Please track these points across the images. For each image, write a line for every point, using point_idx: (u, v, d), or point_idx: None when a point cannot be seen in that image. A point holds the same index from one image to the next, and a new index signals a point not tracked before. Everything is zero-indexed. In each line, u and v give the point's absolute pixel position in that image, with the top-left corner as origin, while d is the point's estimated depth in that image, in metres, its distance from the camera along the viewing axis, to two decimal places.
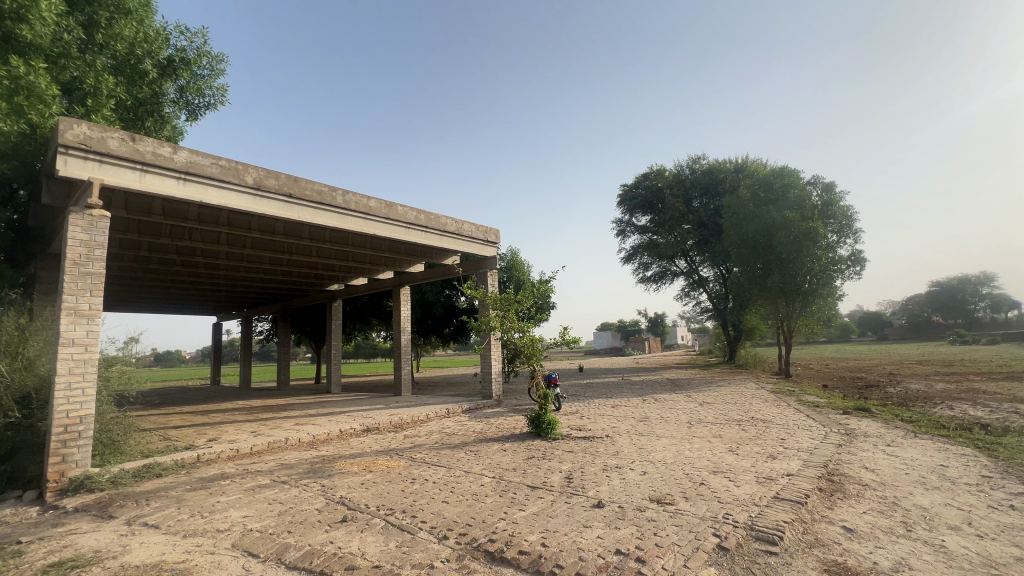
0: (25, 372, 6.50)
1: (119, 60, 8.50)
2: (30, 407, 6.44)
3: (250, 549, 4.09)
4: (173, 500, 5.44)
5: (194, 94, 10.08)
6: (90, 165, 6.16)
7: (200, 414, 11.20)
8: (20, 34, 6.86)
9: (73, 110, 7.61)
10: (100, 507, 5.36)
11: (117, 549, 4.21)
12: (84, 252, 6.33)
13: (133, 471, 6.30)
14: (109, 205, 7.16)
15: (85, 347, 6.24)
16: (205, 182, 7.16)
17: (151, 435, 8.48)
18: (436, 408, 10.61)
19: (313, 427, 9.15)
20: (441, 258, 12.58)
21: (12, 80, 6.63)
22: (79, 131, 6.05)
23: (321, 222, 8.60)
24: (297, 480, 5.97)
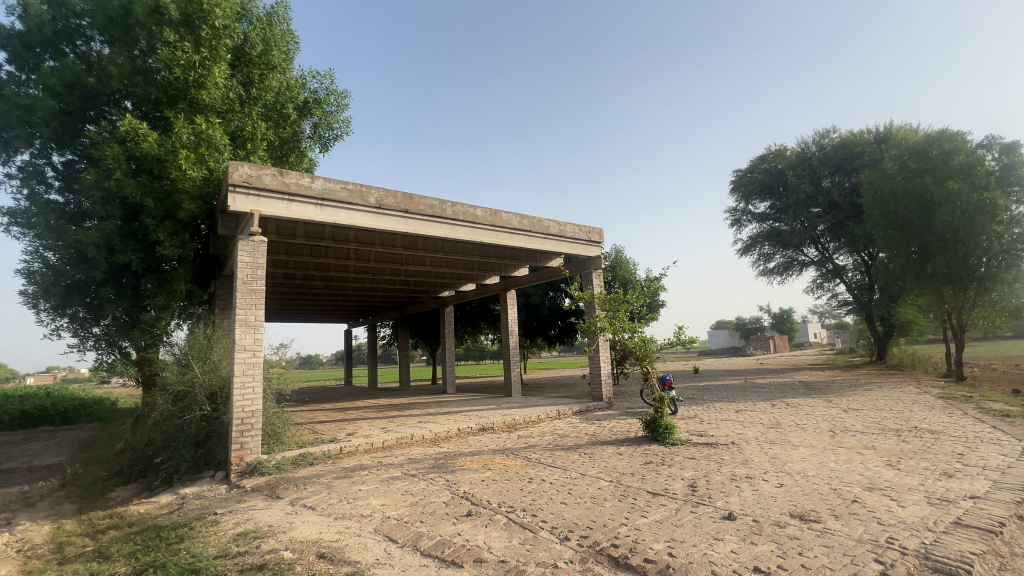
0: (212, 373, 7.93)
1: (269, 107, 10.01)
2: (217, 402, 7.81)
3: (390, 535, 4.52)
4: (324, 486, 6.20)
5: (325, 128, 11.46)
6: (251, 199, 7.32)
7: (339, 411, 12.62)
8: (201, 98, 8.43)
9: (238, 155, 9.13)
10: (270, 489, 6.31)
11: (286, 525, 4.92)
12: (249, 272, 7.52)
13: (292, 459, 7.30)
14: (266, 232, 8.42)
15: (253, 352, 7.39)
16: (337, 206, 8.09)
17: (303, 428, 9.76)
18: (547, 409, 10.73)
19: (434, 425, 9.79)
20: (545, 261, 12.70)
21: (197, 135, 8.17)
22: (242, 172, 7.23)
23: (434, 233, 9.21)
24: (425, 474, 6.44)
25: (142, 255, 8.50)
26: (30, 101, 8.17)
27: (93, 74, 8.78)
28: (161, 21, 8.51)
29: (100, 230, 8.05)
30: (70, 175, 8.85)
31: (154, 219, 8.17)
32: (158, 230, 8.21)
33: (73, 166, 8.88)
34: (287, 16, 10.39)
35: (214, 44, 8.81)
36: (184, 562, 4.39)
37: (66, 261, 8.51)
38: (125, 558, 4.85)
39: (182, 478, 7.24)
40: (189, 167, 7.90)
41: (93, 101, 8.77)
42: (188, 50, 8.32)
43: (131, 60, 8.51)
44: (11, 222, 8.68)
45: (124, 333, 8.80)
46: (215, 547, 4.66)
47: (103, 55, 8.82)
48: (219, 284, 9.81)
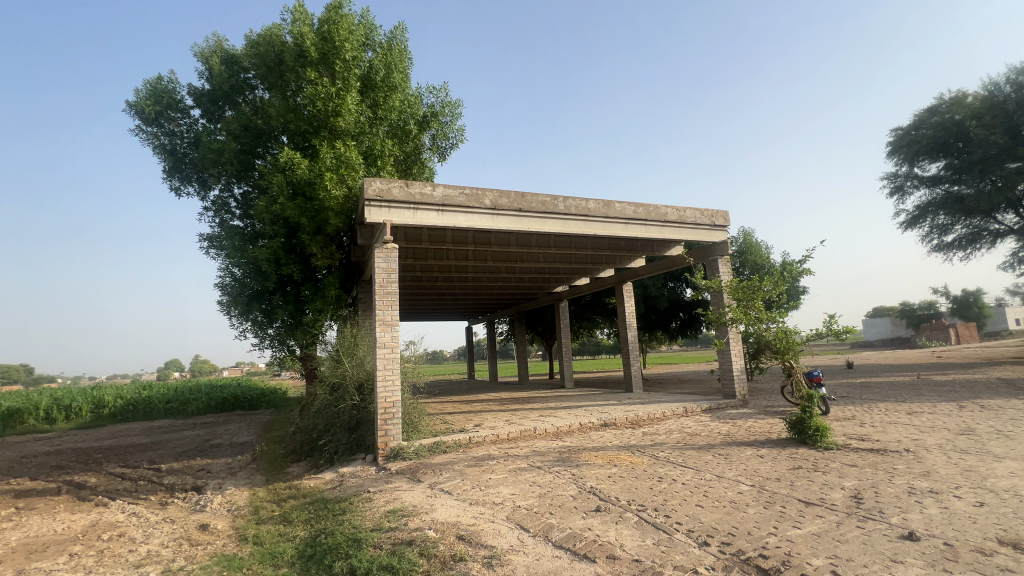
0: (359, 368, 8.98)
1: (394, 125, 10.97)
2: (364, 393, 8.82)
3: (522, 523, 4.67)
4: (458, 473, 6.65)
5: (442, 138, 12.21)
6: (383, 211, 8.10)
7: (465, 403, 13.40)
8: (339, 124, 9.55)
9: (371, 172, 10.18)
10: (411, 472, 6.95)
11: (428, 507, 5.36)
12: (385, 276, 8.32)
13: (428, 446, 7.95)
14: (397, 240, 9.26)
15: (391, 348, 8.18)
16: (457, 210, 8.57)
17: (436, 419, 10.56)
18: (672, 406, 10.20)
19: (556, 419, 9.89)
20: (664, 250, 12.07)
21: (338, 159, 9.30)
22: (374, 187, 8.01)
23: (547, 229, 9.29)
24: (550, 466, 6.54)
25: (301, 266, 9.93)
26: (217, 145, 10.00)
27: (258, 116, 10.46)
28: (305, 63, 9.83)
29: (270, 248, 9.58)
30: (246, 203, 10.67)
31: (309, 235, 9.49)
32: (312, 244, 9.53)
33: (248, 195, 10.67)
34: (405, 39, 11.29)
35: (346, 75, 9.92)
36: (348, 532, 5.03)
37: (246, 274, 10.28)
38: (303, 523, 5.72)
39: (340, 459, 8.29)
40: (333, 187, 9.03)
41: (260, 138, 10.45)
42: (327, 84, 9.50)
43: (285, 100, 9.96)
44: (209, 245, 10.73)
45: (291, 334, 10.35)
46: (371, 521, 5.25)
47: (264, 100, 10.46)
48: (361, 288, 11.07)
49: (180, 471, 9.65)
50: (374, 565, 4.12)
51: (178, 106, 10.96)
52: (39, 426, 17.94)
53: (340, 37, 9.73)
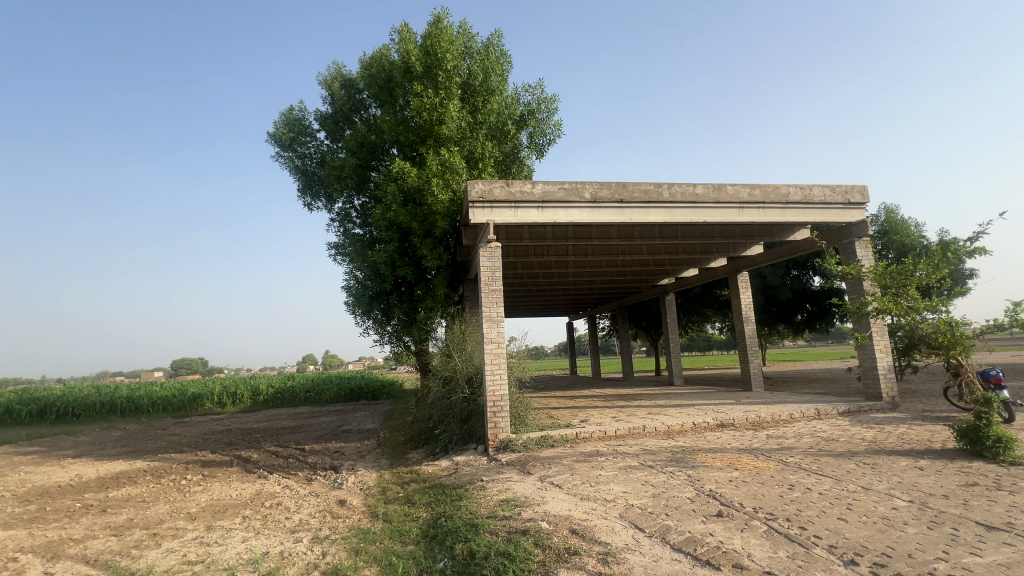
0: (468, 362, 9.41)
1: (493, 127, 11.33)
2: (473, 385, 9.22)
3: (636, 523, 4.54)
4: (567, 467, 6.68)
5: (540, 135, 12.32)
6: (486, 212, 8.38)
7: (570, 399, 13.39)
8: (442, 132, 10.09)
9: (473, 174, 10.61)
10: (521, 464, 7.13)
11: (539, 498, 5.46)
12: (489, 274, 8.60)
13: (536, 439, 8.10)
14: (500, 238, 9.54)
15: (498, 344, 8.46)
16: (557, 206, 8.58)
17: (542, 413, 10.72)
18: (801, 408, 9.20)
19: (666, 417, 9.47)
20: (785, 234, 10.89)
21: (443, 164, 9.84)
22: (477, 189, 8.32)
23: (651, 219, 8.91)
24: (664, 466, 6.27)
25: (413, 267, 10.70)
26: (340, 162, 11.13)
27: (372, 132, 11.47)
28: (411, 78, 10.54)
29: (386, 252, 10.43)
30: (365, 213, 11.75)
31: (420, 238, 10.17)
32: (423, 246, 10.20)
33: (366, 205, 11.74)
34: (501, 43, 11.57)
35: (448, 84, 10.44)
36: (466, 517, 5.32)
37: (367, 277, 11.29)
38: (425, 506, 6.17)
39: (454, 448, 8.77)
40: (440, 192, 9.60)
41: (374, 153, 11.45)
42: (431, 95, 10.09)
43: (394, 114, 10.78)
44: (336, 253, 12.00)
45: (406, 330, 11.19)
46: (486, 509, 5.49)
47: (377, 116, 11.43)
48: (467, 287, 11.61)
49: (320, 452, 10.98)
50: (492, 551, 4.30)
51: (308, 131, 12.42)
52: (214, 409, 21.65)
53: (441, 49, 10.26)
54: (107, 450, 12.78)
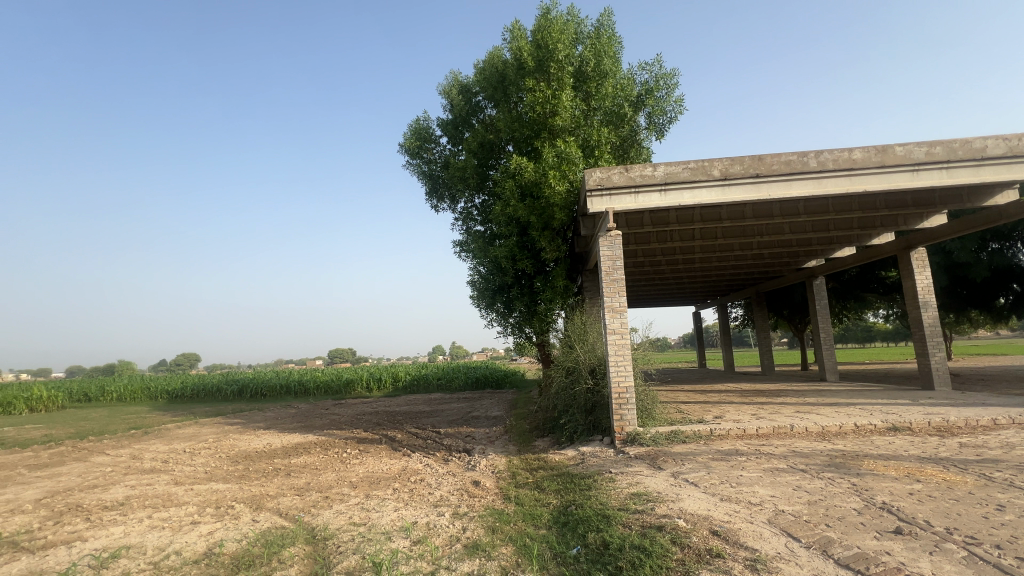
0: (591, 353, 9.34)
1: (608, 112, 11.05)
2: (597, 376, 9.13)
3: (790, 531, 4.10)
4: (702, 465, 6.29)
5: (658, 115, 11.71)
6: (605, 200, 8.19)
7: (701, 393, 12.57)
8: (557, 123, 10.09)
9: (589, 163, 10.47)
10: (651, 459, 6.90)
11: (673, 495, 5.22)
12: (610, 263, 8.40)
13: (665, 434, 7.77)
14: (620, 227, 9.26)
15: (621, 334, 8.25)
16: (681, 187, 8.04)
17: (670, 407, 10.23)
18: (1007, 413, 7.47)
19: (818, 417, 8.40)
20: (980, 199, 8.85)
21: (559, 156, 9.86)
22: (595, 177, 8.17)
23: (794, 193, 7.90)
24: (820, 471, 5.56)
25: (533, 260, 10.91)
26: (461, 164, 11.77)
27: (490, 132, 11.91)
28: (524, 74, 10.72)
29: (507, 246, 10.79)
30: (485, 210, 12.30)
31: (538, 231, 10.32)
32: (542, 239, 10.34)
33: (486, 203, 12.26)
34: (612, 23, 11.18)
35: (560, 74, 10.39)
36: (596, 507, 5.32)
37: (489, 272, 11.79)
38: (554, 493, 6.30)
39: (580, 438, 8.80)
40: (557, 184, 9.65)
41: (492, 152, 11.91)
42: (544, 88, 10.15)
43: (509, 112, 11.05)
44: (461, 250, 12.76)
45: (528, 322, 11.50)
46: (616, 500, 5.42)
47: (493, 116, 11.84)
48: (586, 278, 11.50)
49: (453, 435, 11.85)
50: (626, 543, 4.24)
51: (432, 138, 13.37)
52: (364, 392, 24.71)
53: (553, 41, 10.24)
54: (287, 424, 15.35)
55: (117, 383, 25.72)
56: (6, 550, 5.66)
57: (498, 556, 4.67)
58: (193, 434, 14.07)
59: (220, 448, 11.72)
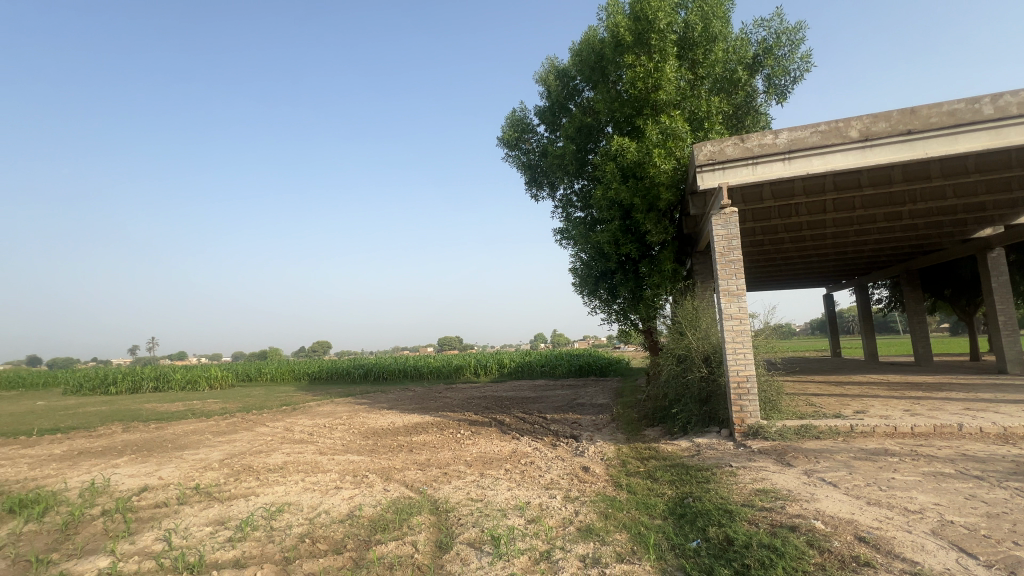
0: (704, 340, 8.78)
1: (718, 79, 10.26)
2: (712, 364, 8.58)
3: (962, 546, 3.51)
4: (842, 464, 5.62)
5: (779, 76, 10.67)
6: (717, 174, 7.59)
7: (836, 386, 11.18)
8: (660, 98, 9.56)
9: (698, 137, 9.85)
10: (778, 454, 6.33)
11: (807, 495, 4.74)
12: (725, 243, 7.79)
13: (794, 428, 7.08)
14: (735, 203, 8.51)
15: (740, 320, 7.64)
16: (809, 153, 7.16)
17: (799, 399, 9.27)
18: None
19: (997, 415, 7.01)
20: None
21: (664, 132, 9.37)
22: (706, 151, 7.59)
23: (960, 148, 6.62)
24: (1001, 480, 4.66)
25: (637, 244, 10.52)
26: (560, 151, 11.70)
27: (588, 115, 11.66)
28: (622, 51, 10.27)
29: (609, 231, 10.51)
30: (586, 195, 12.12)
31: (643, 213, 9.90)
32: (647, 222, 9.92)
33: (586, 188, 12.06)
34: None
35: (662, 45, 9.78)
36: (716, 501, 5.05)
37: (591, 258, 11.62)
38: (669, 483, 6.09)
39: (694, 429, 8.37)
40: (662, 162, 9.17)
41: (591, 135, 11.66)
42: (645, 62, 9.65)
43: (608, 92, 10.71)
44: (562, 237, 12.73)
45: (634, 308, 11.15)
46: (738, 496, 5.08)
47: (591, 98, 11.57)
48: (696, 260, 10.82)
49: (560, 421, 12.00)
50: (753, 541, 3.97)
51: (530, 128, 13.46)
52: (472, 377, 26.09)
53: (653, 10, 9.63)
54: (407, 405, 16.77)
55: (271, 365, 30.23)
56: (203, 498, 6.99)
57: (613, 542, 4.65)
58: (330, 411, 16.04)
59: (353, 424, 13.20)
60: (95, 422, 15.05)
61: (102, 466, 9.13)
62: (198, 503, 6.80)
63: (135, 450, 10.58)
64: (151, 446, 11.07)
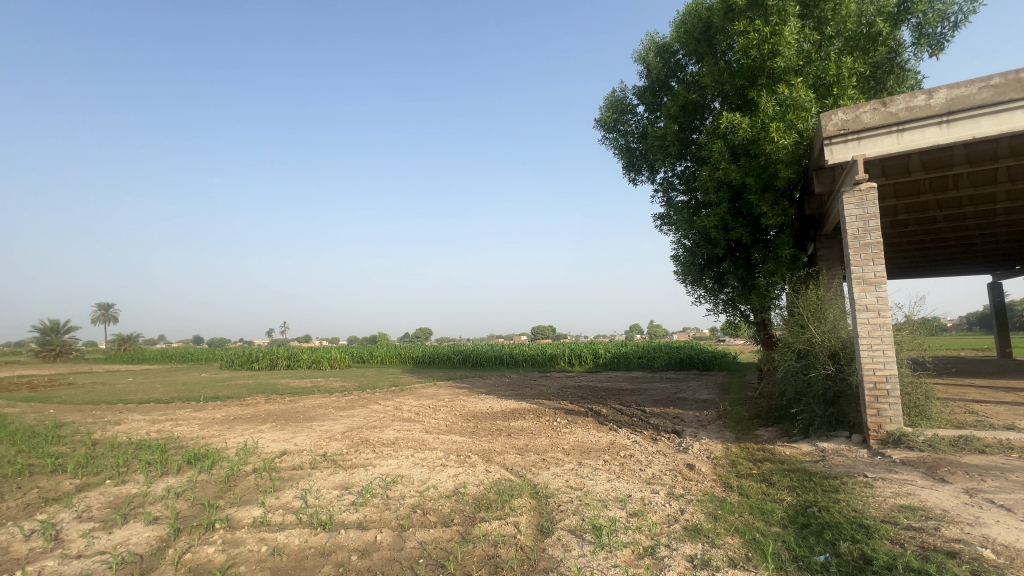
0: (832, 334, 7.82)
1: (852, 36, 8.98)
2: (841, 362, 7.63)
3: None
4: (1016, 485, 4.69)
5: (933, 24, 9.07)
6: (851, 146, 6.67)
7: (1007, 392, 9.35)
8: (779, 65, 8.60)
9: (825, 105, 8.75)
10: (927, 467, 5.47)
11: (969, 518, 4.03)
12: (860, 225, 6.83)
13: (949, 439, 6.06)
14: (873, 177, 7.42)
15: (878, 312, 6.69)
16: (976, 113, 6.00)
17: (954, 406, 7.90)
18: None
19: None
20: None
21: (782, 103, 8.46)
22: (837, 120, 6.69)
23: None
24: None
25: (750, 229, 9.66)
26: (661, 132, 11.09)
27: (693, 91, 10.88)
28: (733, 16, 9.40)
29: (717, 215, 9.74)
30: (691, 178, 11.39)
31: (757, 194, 9.03)
32: (761, 203, 9.03)
33: (690, 170, 11.31)
34: None
35: (781, 5, 8.76)
36: (848, 514, 4.51)
37: (695, 245, 10.92)
38: (787, 489, 5.57)
39: (818, 432, 7.56)
40: (780, 136, 8.28)
41: (697, 112, 10.88)
42: (760, 27, 8.72)
43: (716, 64, 9.89)
44: (663, 223, 12.11)
45: (745, 298, 10.28)
46: (876, 510, 4.49)
47: (697, 73, 10.77)
48: (821, 244, 9.65)
49: (660, 415, 11.56)
50: (898, 563, 3.48)
51: (628, 109, 12.92)
52: (566, 366, 26.13)
53: None
54: (504, 392, 17.28)
55: (381, 349, 32.99)
56: (330, 464, 7.88)
57: (724, 545, 4.38)
58: (434, 393, 17.07)
59: (455, 406, 13.94)
60: (244, 393, 17.64)
61: (251, 431, 10.68)
62: (326, 469, 7.67)
63: (275, 419, 12.22)
64: (287, 416, 12.69)
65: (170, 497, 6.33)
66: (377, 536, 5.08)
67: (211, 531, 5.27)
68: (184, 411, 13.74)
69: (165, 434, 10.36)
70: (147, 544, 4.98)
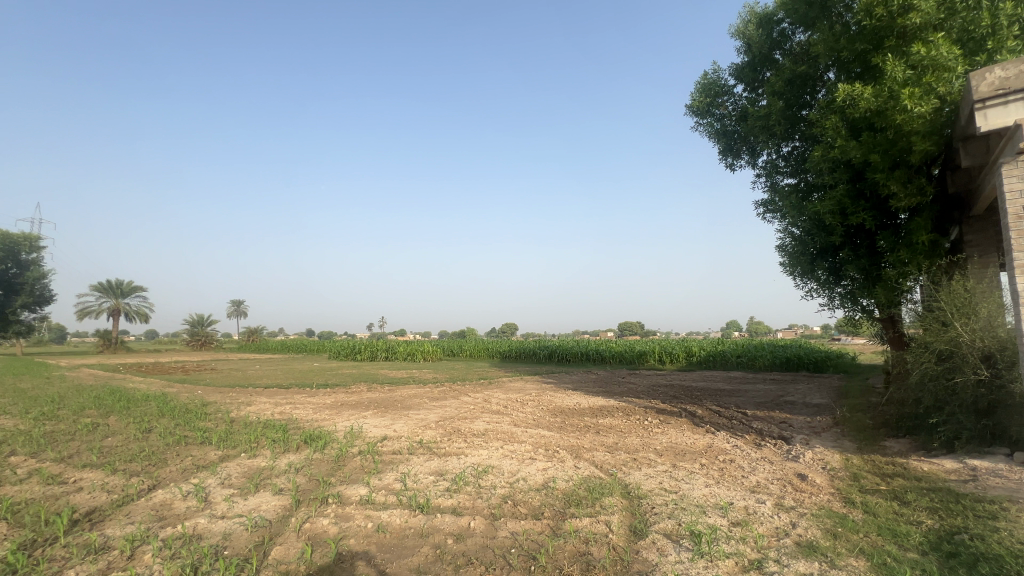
0: (987, 332, 6.61)
1: None
2: (999, 366, 6.42)
3: None
4: None
5: None
6: (1012, 108, 5.58)
7: None
8: (913, 21, 7.43)
9: (976, 63, 7.40)
10: None
11: None
12: None
13: None
14: None
15: None
16: None
17: None
18: None
19: None
20: None
21: (918, 66, 7.31)
22: (992, 78, 5.63)
23: None
24: None
25: (874, 212, 8.48)
26: (764, 111, 10.13)
27: (802, 62, 9.81)
28: None
29: (832, 198, 8.65)
30: (799, 159, 10.30)
31: (884, 172, 7.88)
32: (890, 182, 7.86)
33: (800, 151, 10.24)
34: None
35: None
36: (1011, 547, 3.80)
37: (806, 233, 9.83)
38: (926, 511, 4.83)
39: (966, 447, 6.46)
40: (915, 104, 7.12)
41: (806, 85, 9.80)
42: None
43: (831, 29, 8.81)
44: (767, 211, 11.09)
45: (868, 291, 9.06)
46: None
47: (807, 42, 9.69)
48: (970, 227, 8.19)
49: (764, 419, 10.62)
50: None
51: (724, 90, 12.01)
52: (657, 364, 25.08)
53: None
54: (591, 388, 17.04)
55: (470, 343, 34.19)
56: (426, 451, 8.32)
57: (846, 567, 3.91)
58: (521, 388, 17.32)
59: (542, 401, 14.03)
60: (350, 382, 19.29)
61: (357, 416, 11.66)
62: (423, 455, 8.11)
63: (377, 406, 13.21)
64: (387, 404, 13.65)
65: (292, 472, 7.10)
66: (470, 522, 5.26)
67: (325, 505, 5.83)
68: (301, 396, 15.34)
69: (286, 415, 11.68)
70: (275, 512, 5.64)
